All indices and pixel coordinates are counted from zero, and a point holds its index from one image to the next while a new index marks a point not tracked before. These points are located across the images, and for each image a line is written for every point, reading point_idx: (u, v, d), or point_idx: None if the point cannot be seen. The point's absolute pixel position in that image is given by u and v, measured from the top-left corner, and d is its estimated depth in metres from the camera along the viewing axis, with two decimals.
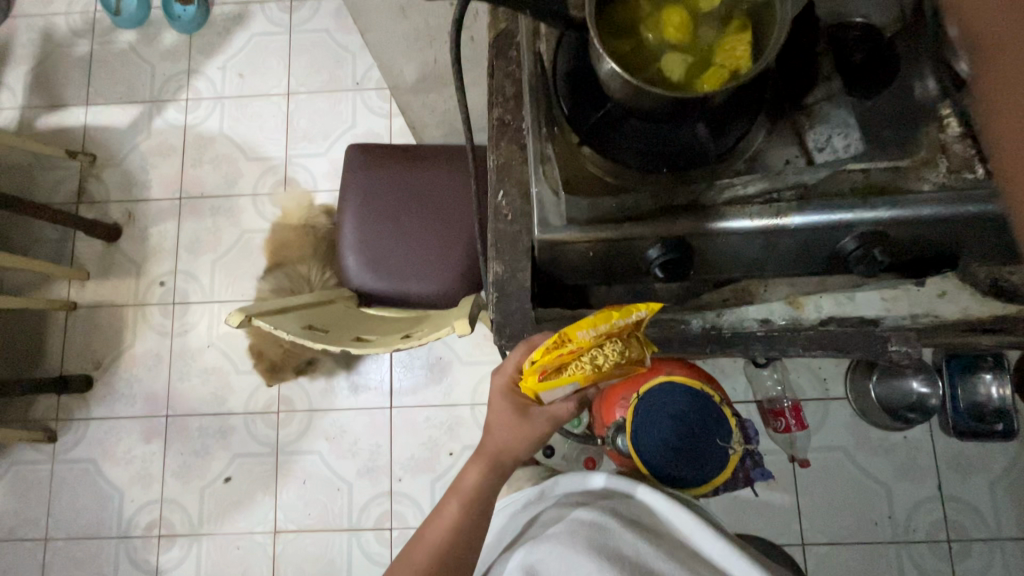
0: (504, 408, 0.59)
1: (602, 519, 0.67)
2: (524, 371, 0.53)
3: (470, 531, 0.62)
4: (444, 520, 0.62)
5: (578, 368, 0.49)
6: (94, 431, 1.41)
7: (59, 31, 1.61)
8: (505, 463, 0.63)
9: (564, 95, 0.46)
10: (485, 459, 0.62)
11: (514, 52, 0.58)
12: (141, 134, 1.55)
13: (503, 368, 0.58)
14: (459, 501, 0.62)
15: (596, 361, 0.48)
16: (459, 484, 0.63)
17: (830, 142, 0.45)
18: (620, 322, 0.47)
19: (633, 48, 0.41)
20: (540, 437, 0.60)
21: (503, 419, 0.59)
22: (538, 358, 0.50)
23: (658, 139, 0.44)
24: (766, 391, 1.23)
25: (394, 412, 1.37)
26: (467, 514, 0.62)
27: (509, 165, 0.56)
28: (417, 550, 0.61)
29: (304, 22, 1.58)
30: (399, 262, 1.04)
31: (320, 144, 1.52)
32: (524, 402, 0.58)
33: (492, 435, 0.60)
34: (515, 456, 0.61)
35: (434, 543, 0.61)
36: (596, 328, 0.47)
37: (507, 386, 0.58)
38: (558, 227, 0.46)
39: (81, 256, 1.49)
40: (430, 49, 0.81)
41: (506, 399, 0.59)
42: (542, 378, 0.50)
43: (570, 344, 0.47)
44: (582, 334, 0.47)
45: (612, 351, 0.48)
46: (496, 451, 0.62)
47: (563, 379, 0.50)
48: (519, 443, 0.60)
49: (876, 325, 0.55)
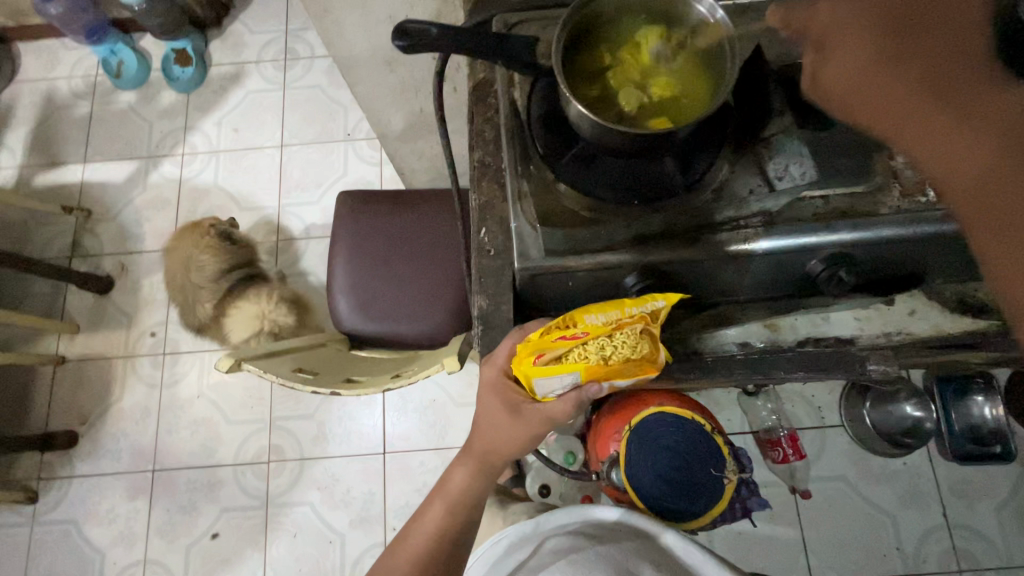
0: (494, 403, 0.55)
1: (607, 554, 0.64)
2: (518, 354, 0.50)
3: (457, 537, 0.60)
4: (428, 523, 0.60)
5: (580, 357, 0.45)
6: (78, 488, 1.37)
7: (61, 95, 1.67)
8: (493, 465, 0.59)
9: (538, 136, 0.48)
10: (473, 461, 0.60)
11: (493, 99, 0.60)
12: (137, 188, 1.59)
13: (494, 359, 0.54)
14: (444, 504, 0.60)
15: (602, 352, 0.44)
16: (446, 486, 0.61)
17: (788, 171, 0.47)
18: (633, 310, 0.46)
19: (600, 93, 0.45)
20: (531, 440, 0.55)
21: (493, 415, 0.55)
22: (536, 340, 0.48)
23: (629, 175, 0.46)
24: (762, 421, 1.25)
25: (387, 458, 1.35)
26: (452, 518, 0.60)
27: (490, 204, 0.57)
28: (399, 555, 0.60)
29: (297, 79, 1.66)
30: (389, 305, 1.05)
31: (313, 193, 1.56)
32: (515, 399, 0.54)
33: (481, 433, 0.58)
34: (504, 458, 0.58)
35: (417, 550, 0.59)
36: (606, 315, 0.46)
37: (498, 379, 0.54)
38: (537, 260, 0.48)
39: (73, 309, 1.49)
40: (415, 99, 0.85)
41: (496, 394, 0.55)
42: (539, 362, 0.46)
43: (576, 327, 0.46)
44: (590, 320, 0.46)
45: (623, 339, 0.44)
46: (485, 451, 0.58)
47: (561, 366, 0.45)
48: (509, 445, 0.56)
49: (852, 344, 0.57)
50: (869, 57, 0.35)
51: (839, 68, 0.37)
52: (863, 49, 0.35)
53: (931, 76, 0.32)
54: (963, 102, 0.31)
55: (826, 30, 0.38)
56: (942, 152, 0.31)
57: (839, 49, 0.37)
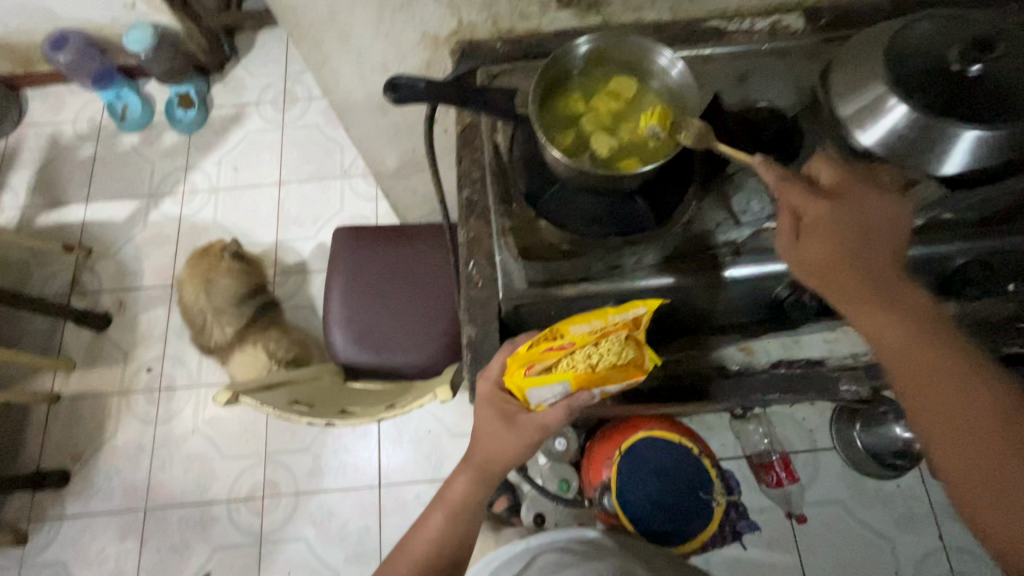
0: (488, 416, 0.53)
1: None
2: (508, 368, 0.51)
3: (459, 542, 0.59)
4: (430, 530, 0.59)
5: (569, 365, 0.45)
6: (68, 529, 1.35)
7: (66, 137, 1.73)
8: (493, 473, 0.57)
9: (520, 176, 0.52)
10: (473, 470, 0.57)
11: (479, 141, 0.64)
12: (137, 227, 1.63)
13: (487, 372, 0.54)
14: (444, 512, 0.59)
15: (589, 360, 0.45)
16: (446, 495, 0.59)
17: (750, 207, 0.51)
18: (616, 318, 0.45)
19: (575, 137, 0.50)
20: (530, 447, 0.54)
21: (489, 427, 0.54)
22: (524, 353, 0.49)
23: (604, 211, 0.50)
24: (754, 445, 1.25)
25: (383, 491, 1.34)
26: (453, 525, 0.59)
27: (478, 239, 0.60)
28: (402, 559, 0.60)
29: (296, 119, 1.72)
30: (384, 337, 1.07)
31: (310, 228, 1.60)
32: (510, 409, 0.53)
33: (479, 444, 0.55)
34: (505, 467, 0.56)
35: (420, 552, 0.59)
36: (591, 324, 0.46)
37: (491, 392, 0.53)
38: (521, 292, 0.52)
39: (69, 347, 1.51)
40: (408, 139, 0.90)
41: (489, 405, 0.53)
42: (528, 373, 0.47)
43: (561, 338, 0.46)
44: (576, 330, 0.46)
45: (607, 349, 0.44)
46: (484, 460, 0.56)
47: (552, 376, 0.46)
48: (508, 455, 0.54)
49: (823, 365, 0.59)
50: (843, 244, 0.43)
51: (817, 250, 0.43)
52: (838, 236, 0.43)
53: (877, 278, 0.43)
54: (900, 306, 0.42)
55: (807, 207, 0.43)
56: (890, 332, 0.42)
57: (816, 234, 0.43)
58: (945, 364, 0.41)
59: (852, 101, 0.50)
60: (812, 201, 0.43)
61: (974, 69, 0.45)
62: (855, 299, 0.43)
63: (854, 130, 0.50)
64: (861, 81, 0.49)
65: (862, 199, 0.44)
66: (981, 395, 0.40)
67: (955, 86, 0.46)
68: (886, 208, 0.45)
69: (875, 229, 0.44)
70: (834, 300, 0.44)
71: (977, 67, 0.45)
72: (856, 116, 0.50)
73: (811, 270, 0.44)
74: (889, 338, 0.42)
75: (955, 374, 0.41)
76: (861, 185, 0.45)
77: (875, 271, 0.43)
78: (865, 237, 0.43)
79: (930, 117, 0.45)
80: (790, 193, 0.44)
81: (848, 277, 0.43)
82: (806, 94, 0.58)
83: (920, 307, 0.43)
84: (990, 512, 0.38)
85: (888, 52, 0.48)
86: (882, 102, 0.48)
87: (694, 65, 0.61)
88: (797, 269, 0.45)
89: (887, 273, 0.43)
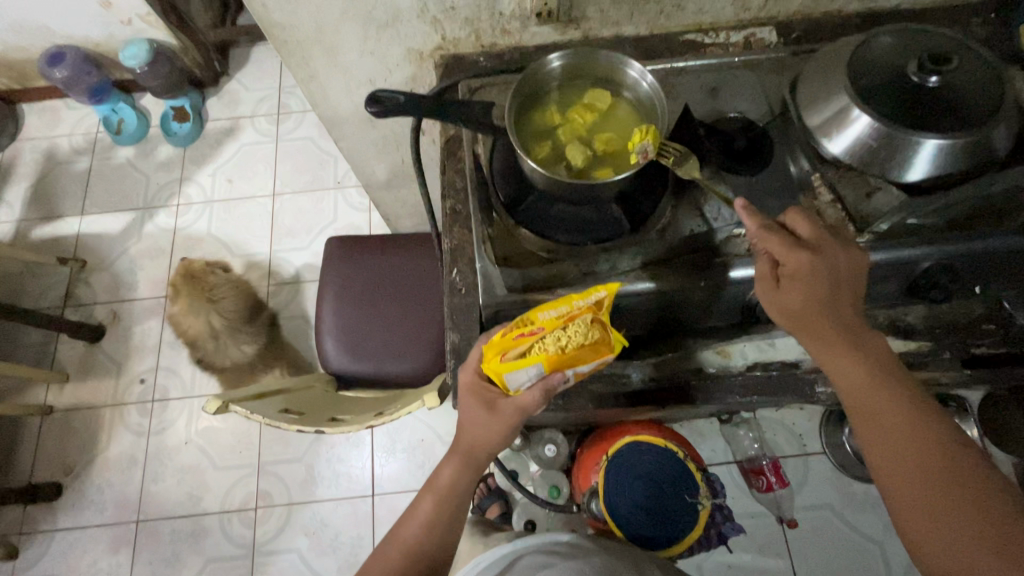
0: (470, 404, 0.53)
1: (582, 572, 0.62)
2: (485, 355, 0.51)
3: (448, 527, 0.59)
4: (418, 517, 0.58)
5: (541, 350, 0.46)
6: (60, 542, 1.34)
7: (62, 151, 1.75)
8: (480, 459, 0.57)
9: (500, 187, 0.54)
10: (459, 457, 0.57)
11: (463, 153, 0.66)
12: (132, 239, 1.64)
13: (468, 364, 0.54)
14: (433, 498, 0.58)
15: (559, 342, 0.46)
16: (434, 482, 0.59)
17: (721, 214, 0.53)
18: (580, 303, 0.46)
19: (550, 148, 0.52)
20: (515, 430, 0.54)
21: (472, 414, 0.53)
22: (498, 341, 0.49)
23: (582, 220, 0.52)
24: (745, 450, 1.28)
25: (376, 500, 1.34)
26: (441, 511, 0.58)
27: (461, 247, 0.62)
28: (390, 548, 0.58)
29: (290, 132, 1.75)
30: (374, 345, 1.08)
31: (304, 239, 1.62)
32: (491, 396, 0.52)
33: (465, 430, 0.55)
34: (491, 451, 0.56)
35: (408, 540, 0.58)
36: (557, 310, 0.46)
37: (474, 381, 0.54)
38: (501, 296, 0.52)
39: (63, 359, 1.51)
40: (396, 151, 0.92)
41: (472, 394, 0.53)
42: (503, 359, 0.48)
43: (531, 325, 0.47)
44: (544, 316, 0.46)
45: (575, 331, 0.45)
46: (469, 447, 0.56)
47: (525, 361, 0.47)
48: (496, 438, 0.54)
49: (798, 367, 0.61)
50: (818, 292, 0.45)
51: (793, 297, 0.45)
52: (818, 286, 0.45)
53: (846, 325, 0.46)
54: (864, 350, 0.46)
55: (786, 257, 0.45)
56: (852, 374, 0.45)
57: (792, 281, 0.45)
58: (902, 413, 0.44)
59: (817, 112, 0.52)
60: (793, 252, 0.45)
61: (931, 80, 0.47)
62: (827, 346, 0.46)
63: (822, 139, 0.52)
64: (826, 92, 0.51)
65: (841, 252, 0.46)
66: (933, 443, 0.43)
67: (915, 97, 0.48)
68: (864, 261, 0.46)
69: (851, 282, 0.46)
70: (805, 341, 0.47)
71: (935, 77, 0.47)
72: (822, 127, 0.52)
73: (788, 316, 0.46)
74: (855, 380, 0.45)
75: (910, 421, 0.44)
76: (837, 237, 0.47)
77: (846, 321, 0.46)
78: (840, 289, 0.45)
79: (893, 128, 0.47)
80: (773, 243, 0.46)
81: (819, 322, 0.45)
82: (776, 104, 0.60)
83: (880, 351, 0.46)
84: (922, 542, 0.42)
85: (851, 65, 0.51)
86: (847, 112, 0.50)
87: (668, 78, 0.63)
88: (776, 312, 0.47)
89: (855, 319, 0.46)
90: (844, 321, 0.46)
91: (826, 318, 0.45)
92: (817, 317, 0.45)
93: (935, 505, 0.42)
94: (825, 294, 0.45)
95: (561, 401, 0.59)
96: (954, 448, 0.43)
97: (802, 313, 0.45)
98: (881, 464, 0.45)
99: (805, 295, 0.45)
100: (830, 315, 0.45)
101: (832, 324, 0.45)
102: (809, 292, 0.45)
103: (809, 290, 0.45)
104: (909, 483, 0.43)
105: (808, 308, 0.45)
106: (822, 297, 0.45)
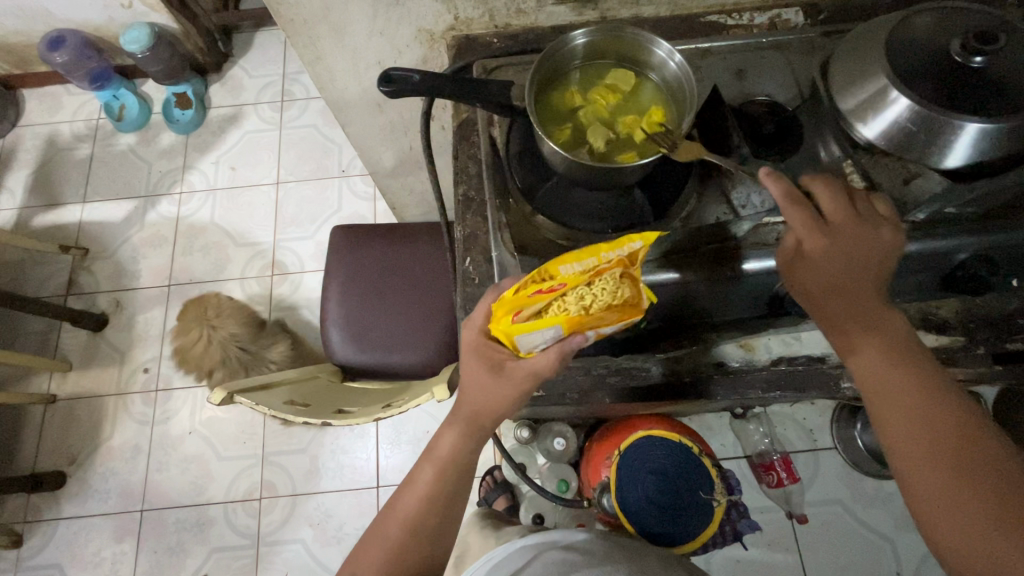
0: (475, 366, 0.50)
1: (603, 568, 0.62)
2: (496, 314, 0.46)
3: (451, 499, 0.55)
4: (419, 488, 0.55)
5: (560, 310, 0.40)
6: (64, 531, 1.34)
7: (63, 138, 1.72)
8: (483, 426, 0.53)
9: (516, 172, 0.52)
10: (462, 423, 0.54)
11: (476, 137, 0.64)
12: (134, 227, 1.62)
13: (473, 322, 0.51)
14: (434, 469, 0.55)
15: (582, 302, 0.40)
16: (435, 451, 0.55)
17: (750, 200, 0.51)
18: (608, 257, 0.40)
19: (571, 132, 0.49)
20: (521, 397, 0.50)
21: (475, 377, 0.50)
22: (512, 297, 0.43)
23: (603, 206, 0.50)
24: (755, 445, 1.26)
25: (381, 492, 1.33)
26: (443, 482, 0.55)
27: (474, 235, 0.59)
28: (391, 520, 0.55)
29: (294, 119, 1.72)
30: (381, 336, 1.07)
31: (308, 228, 1.60)
32: (498, 358, 0.49)
33: (467, 395, 0.52)
34: (495, 418, 0.52)
35: (409, 512, 0.55)
36: (581, 263, 0.40)
37: (477, 344, 0.51)
38: (519, 286, 0.52)
39: (66, 347, 1.50)
40: (405, 137, 0.89)
41: (476, 357, 0.50)
42: (516, 319, 0.42)
43: (551, 280, 0.41)
44: (566, 271, 0.41)
45: (603, 289, 0.39)
46: (472, 413, 0.52)
47: (542, 322, 0.41)
48: (499, 405, 0.50)
49: (823, 363, 0.58)
50: (834, 272, 0.43)
51: (808, 277, 0.44)
52: (835, 266, 0.43)
53: (862, 308, 0.44)
54: (880, 333, 0.44)
55: (809, 237, 0.43)
56: (869, 359, 0.44)
57: (807, 262, 0.43)
58: (921, 396, 0.43)
59: (850, 95, 0.49)
60: (815, 231, 0.43)
61: (975, 60, 0.44)
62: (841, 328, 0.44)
63: (855, 122, 0.49)
64: (861, 74, 0.49)
65: (869, 232, 0.43)
66: (950, 426, 0.41)
67: (956, 79, 0.45)
68: (894, 241, 0.44)
69: (877, 264, 0.43)
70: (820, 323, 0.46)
71: (980, 58, 0.44)
72: (854, 111, 0.49)
73: (803, 298, 0.45)
74: (871, 364, 0.44)
75: (926, 405, 0.42)
76: (863, 216, 0.44)
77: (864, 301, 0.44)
78: (862, 271, 0.43)
79: (933, 110, 0.44)
80: (795, 222, 0.43)
81: (832, 303, 0.44)
82: (805, 87, 0.57)
83: (900, 334, 0.44)
84: (942, 528, 0.40)
85: (887, 46, 0.48)
86: (885, 94, 0.47)
87: (692, 60, 0.60)
88: (794, 293, 0.45)
89: (874, 302, 0.44)
90: (860, 303, 0.44)
91: (840, 301, 0.44)
92: (831, 299, 0.44)
93: (951, 491, 0.40)
94: (841, 274, 0.43)
95: (578, 395, 0.57)
96: (976, 435, 0.41)
97: (816, 294, 0.44)
98: (897, 453, 0.43)
99: (820, 276, 0.43)
100: (845, 296, 0.43)
101: (848, 306, 0.44)
102: (824, 273, 0.43)
103: (825, 270, 0.43)
104: (926, 469, 0.41)
105: (823, 289, 0.44)
106: (839, 277, 0.43)
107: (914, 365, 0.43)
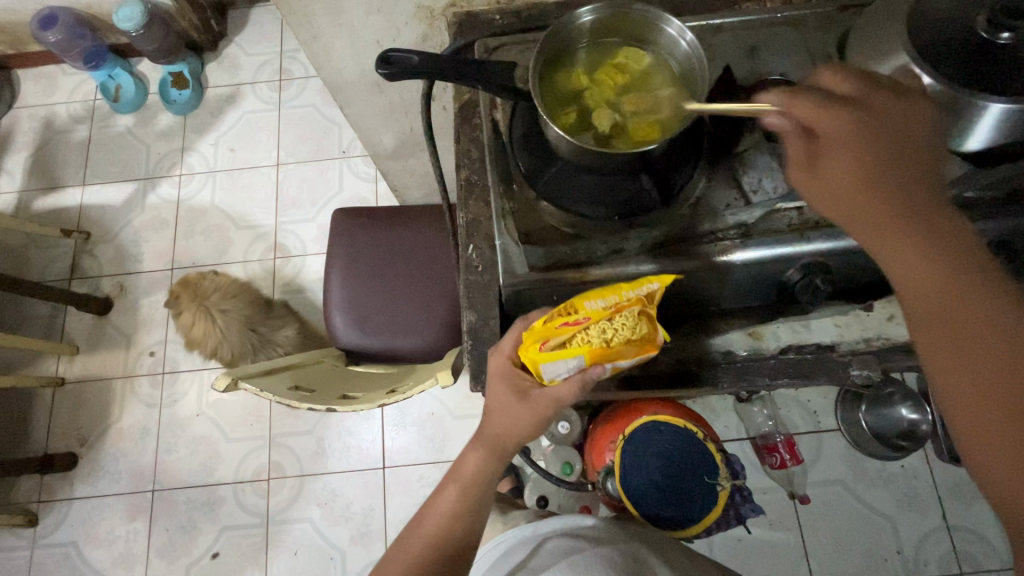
0: (501, 391, 0.50)
1: (608, 554, 0.62)
2: (523, 344, 0.48)
3: (473, 519, 0.55)
4: (443, 507, 0.55)
5: (583, 341, 0.43)
6: (78, 510, 1.37)
7: (60, 119, 1.70)
8: (506, 448, 0.54)
9: (520, 158, 0.51)
10: (487, 445, 0.54)
11: (478, 119, 0.62)
12: (135, 210, 1.61)
13: (500, 348, 0.51)
14: (458, 488, 0.55)
15: (604, 334, 0.43)
16: (459, 471, 0.56)
17: (762, 185, 0.49)
18: (630, 294, 0.43)
19: (576, 114, 0.48)
20: (547, 420, 0.50)
21: (502, 401, 0.50)
22: (539, 328, 0.46)
23: (609, 191, 0.48)
24: (757, 427, 1.27)
25: (387, 472, 1.35)
26: (467, 501, 0.55)
27: (477, 221, 0.58)
28: (414, 536, 0.55)
29: (293, 99, 1.69)
30: (384, 320, 1.06)
31: (309, 211, 1.58)
32: (524, 384, 0.49)
33: (492, 419, 0.52)
34: (519, 440, 0.52)
35: (430, 531, 0.54)
36: (605, 300, 0.44)
37: (505, 369, 0.51)
38: (523, 276, 0.50)
39: (72, 331, 1.50)
40: (405, 118, 0.87)
41: (503, 380, 0.50)
42: (543, 348, 0.45)
43: (577, 314, 0.44)
44: (591, 305, 0.44)
45: (624, 323, 0.42)
46: (496, 436, 0.53)
47: (566, 351, 0.44)
48: (524, 428, 0.50)
49: (834, 351, 0.57)
50: (861, 161, 0.37)
51: (835, 169, 0.37)
52: (865, 151, 0.37)
53: (900, 201, 0.37)
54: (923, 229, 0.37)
55: (823, 119, 0.37)
56: (907, 261, 0.37)
57: (827, 154, 0.37)
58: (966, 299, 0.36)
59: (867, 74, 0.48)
60: (832, 114, 0.37)
61: (1003, 37, 0.41)
62: (874, 228, 0.37)
63: None
64: (880, 51, 0.46)
65: (902, 113, 0.37)
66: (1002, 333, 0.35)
67: (981, 58, 0.42)
68: (931, 117, 0.38)
69: (913, 147, 0.37)
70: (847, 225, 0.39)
71: (1008, 34, 0.41)
72: None
73: (828, 197, 0.38)
74: (909, 266, 0.37)
75: (973, 309, 0.36)
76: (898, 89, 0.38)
77: (901, 194, 0.37)
78: (896, 158, 0.37)
79: (957, 91, 0.42)
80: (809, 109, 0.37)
81: (863, 201, 0.37)
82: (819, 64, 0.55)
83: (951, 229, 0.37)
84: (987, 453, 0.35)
85: (909, 20, 0.45)
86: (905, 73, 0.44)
87: (703, 36, 0.57)
88: (816, 191, 0.39)
89: (916, 194, 0.37)
90: (897, 198, 0.37)
91: (873, 198, 0.37)
92: (861, 194, 0.37)
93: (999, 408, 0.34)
94: (871, 164, 0.37)
95: None
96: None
97: (839, 192, 0.38)
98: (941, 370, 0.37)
99: (842, 169, 0.37)
100: (878, 191, 0.37)
101: (886, 197, 0.37)
102: (850, 165, 0.37)
103: (851, 162, 0.37)
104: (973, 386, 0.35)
105: (847, 183, 0.37)
106: (866, 167, 0.37)
107: (964, 263, 0.36)
